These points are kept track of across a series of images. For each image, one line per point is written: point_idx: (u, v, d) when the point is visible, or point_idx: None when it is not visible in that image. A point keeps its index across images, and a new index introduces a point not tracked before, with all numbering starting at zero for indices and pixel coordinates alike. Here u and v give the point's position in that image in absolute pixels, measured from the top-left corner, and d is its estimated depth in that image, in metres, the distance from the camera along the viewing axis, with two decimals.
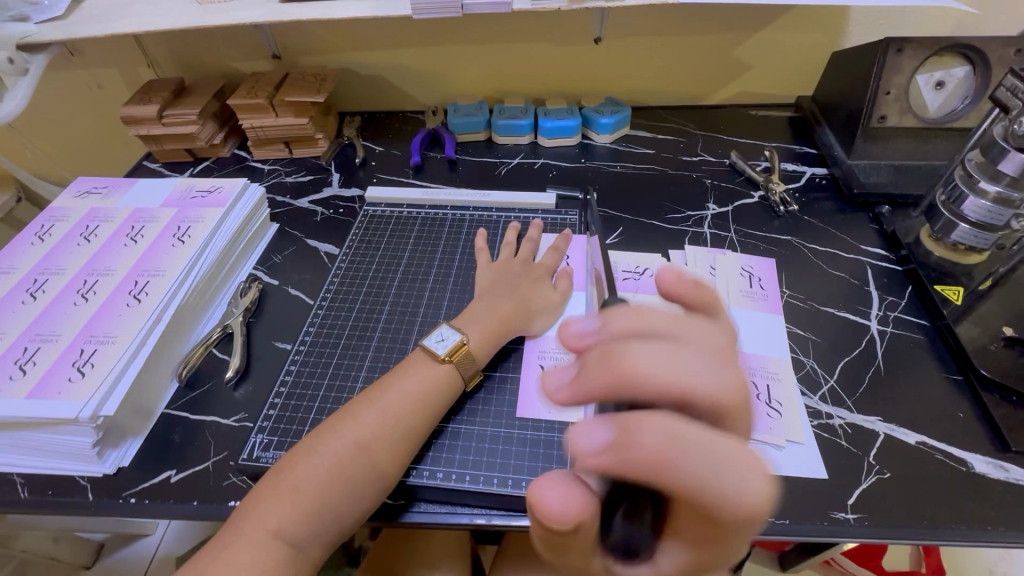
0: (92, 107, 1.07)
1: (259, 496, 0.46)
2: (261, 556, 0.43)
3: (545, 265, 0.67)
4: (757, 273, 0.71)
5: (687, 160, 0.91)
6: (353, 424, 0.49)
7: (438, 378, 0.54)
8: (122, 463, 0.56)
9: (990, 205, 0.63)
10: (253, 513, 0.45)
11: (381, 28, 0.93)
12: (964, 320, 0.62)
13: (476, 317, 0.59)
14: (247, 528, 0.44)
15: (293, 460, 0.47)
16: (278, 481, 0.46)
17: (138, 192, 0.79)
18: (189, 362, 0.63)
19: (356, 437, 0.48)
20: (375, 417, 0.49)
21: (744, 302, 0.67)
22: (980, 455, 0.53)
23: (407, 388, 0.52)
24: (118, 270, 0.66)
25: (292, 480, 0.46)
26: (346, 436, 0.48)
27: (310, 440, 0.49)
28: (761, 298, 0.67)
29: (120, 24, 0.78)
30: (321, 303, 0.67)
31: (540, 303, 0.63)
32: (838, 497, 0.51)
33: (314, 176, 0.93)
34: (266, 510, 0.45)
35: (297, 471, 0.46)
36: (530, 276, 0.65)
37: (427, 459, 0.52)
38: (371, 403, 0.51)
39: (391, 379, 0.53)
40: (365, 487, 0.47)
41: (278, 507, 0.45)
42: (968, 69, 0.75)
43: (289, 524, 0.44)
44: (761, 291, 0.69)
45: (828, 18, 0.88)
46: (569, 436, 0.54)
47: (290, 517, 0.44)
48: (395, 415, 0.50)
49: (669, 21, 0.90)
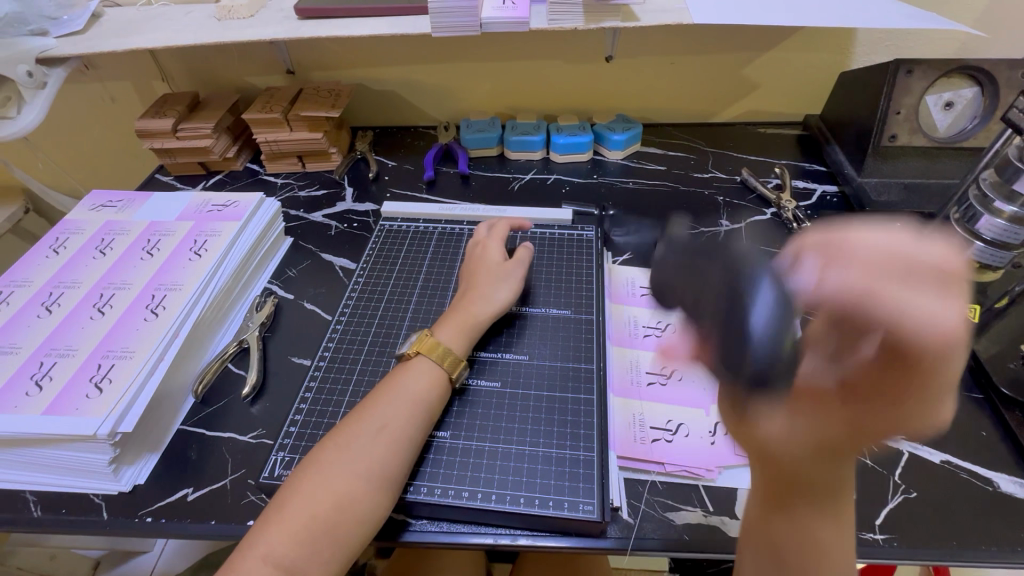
0: (104, 118, 1.07)
1: (256, 525, 0.45)
2: None
3: (490, 241, 0.70)
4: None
5: (698, 177, 0.92)
6: (346, 444, 0.49)
7: (423, 384, 0.53)
8: (137, 481, 0.55)
9: (1005, 223, 0.64)
10: (259, 542, 0.43)
11: (395, 46, 0.94)
12: (981, 338, 0.63)
13: (445, 317, 0.60)
14: (241, 557, 0.43)
15: (296, 486, 0.46)
16: (278, 508, 0.46)
17: (153, 205, 0.79)
18: (204, 377, 0.63)
19: (349, 459, 0.47)
20: (366, 434, 0.49)
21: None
22: (1004, 474, 0.53)
23: (399, 400, 0.52)
24: (134, 284, 0.66)
25: (295, 510, 0.45)
26: (339, 456, 0.48)
27: (306, 462, 0.48)
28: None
29: (138, 39, 0.79)
30: (340, 318, 0.67)
31: (495, 278, 0.64)
32: (866, 517, 0.50)
33: (327, 190, 0.93)
34: (259, 536, 0.44)
35: (294, 493, 0.46)
36: (483, 253, 0.68)
37: (419, 474, 0.51)
38: (361, 420, 0.50)
39: (377, 393, 0.53)
40: (360, 511, 0.46)
41: (268, 533, 0.44)
42: (976, 90, 0.77)
43: (282, 551, 0.43)
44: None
45: (836, 39, 0.90)
46: (595, 455, 0.52)
47: (282, 545, 0.43)
48: (391, 434, 0.49)
49: (679, 42, 0.91)
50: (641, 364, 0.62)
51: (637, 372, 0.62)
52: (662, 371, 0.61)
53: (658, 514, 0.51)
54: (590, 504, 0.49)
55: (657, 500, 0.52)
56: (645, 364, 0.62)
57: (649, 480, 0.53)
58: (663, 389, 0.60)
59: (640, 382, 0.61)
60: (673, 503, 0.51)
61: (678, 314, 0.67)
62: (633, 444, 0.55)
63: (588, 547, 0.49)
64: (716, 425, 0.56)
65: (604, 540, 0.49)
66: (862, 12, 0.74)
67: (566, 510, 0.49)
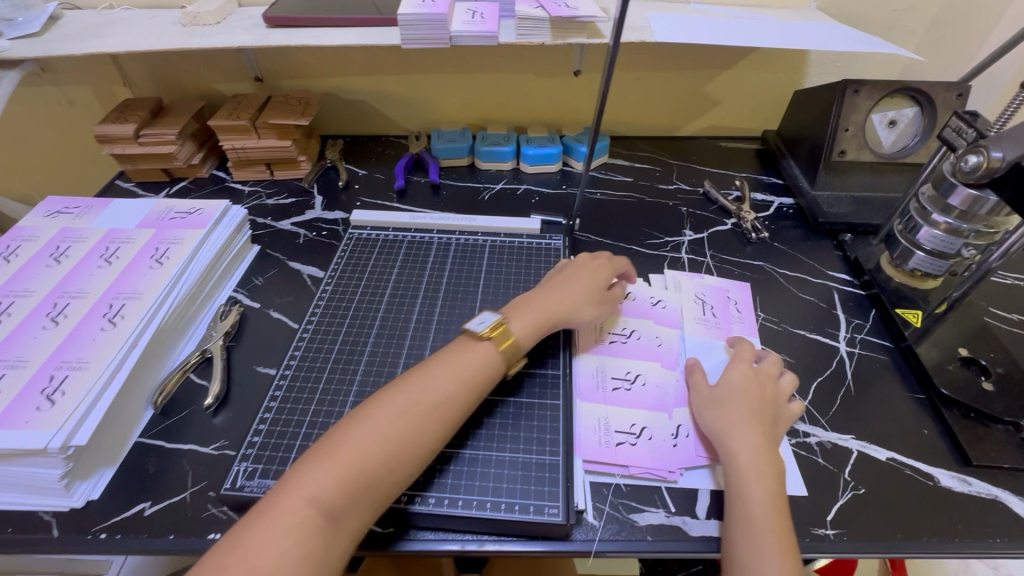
0: (61, 123, 1.04)
1: (300, 464, 0.45)
2: (296, 525, 0.41)
3: (608, 264, 0.69)
4: (709, 299, 0.73)
5: (663, 189, 0.95)
6: (407, 403, 0.49)
7: (481, 361, 0.54)
8: (91, 496, 0.53)
9: (943, 234, 0.68)
10: (304, 480, 0.43)
11: (365, 56, 0.95)
12: (924, 341, 0.67)
13: (523, 306, 0.61)
14: (284, 493, 0.43)
15: (347, 431, 0.47)
16: (328, 450, 0.45)
17: (113, 212, 0.77)
18: (164, 388, 0.61)
19: (405, 417, 0.48)
20: (429, 398, 0.50)
21: (707, 328, 0.69)
22: (944, 469, 0.56)
23: (464, 372, 0.53)
24: (90, 293, 0.64)
25: (346, 454, 0.45)
26: (400, 416, 0.48)
27: (357, 413, 0.48)
28: (722, 321, 0.70)
29: (100, 43, 0.78)
30: (307, 326, 0.66)
31: (591, 301, 0.64)
32: (818, 513, 0.53)
33: (295, 198, 0.92)
34: (307, 473, 0.44)
35: (346, 440, 0.46)
36: (593, 269, 0.67)
37: (433, 485, 0.51)
38: (422, 384, 0.51)
39: (443, 360, 0.53)
40: (408, 470, 0.47)
41: (317, 474, 0.44)
42: (917, 109, 0.82)
43: (330, 495, 0.43)
44: (713, 318, 0.70)
45: (790, 60, 0.95)
46: (560, 459, 0.54)
47: (331, 490, 0.43)
48: (450, 403, 0.51)
49: (644, 58, 0.95)
50: (607, 370, 0.63)
51: (603, 377, 0.62)
52: (626, 377, 0.62)
53: (623, 515, 0.52)
54: (555, 508, 0.50)
55: (622, 503, 0.53)
56: (610, 369, 0.63)
57: (614, 483, 0.54)
58: (628, 395, 0.60)
59: (605, 387, 0.61)
60: (638, 505, 0.53)
61: (641, 320, 0.69)
62: (599, 449, 0.56)
63: (553, 551, 0.50)
64: (679, 428, 0.57)
65: (570, 543, 0.50)
66: (812, 35, 0.78)
67: (531, 514, 0.49)
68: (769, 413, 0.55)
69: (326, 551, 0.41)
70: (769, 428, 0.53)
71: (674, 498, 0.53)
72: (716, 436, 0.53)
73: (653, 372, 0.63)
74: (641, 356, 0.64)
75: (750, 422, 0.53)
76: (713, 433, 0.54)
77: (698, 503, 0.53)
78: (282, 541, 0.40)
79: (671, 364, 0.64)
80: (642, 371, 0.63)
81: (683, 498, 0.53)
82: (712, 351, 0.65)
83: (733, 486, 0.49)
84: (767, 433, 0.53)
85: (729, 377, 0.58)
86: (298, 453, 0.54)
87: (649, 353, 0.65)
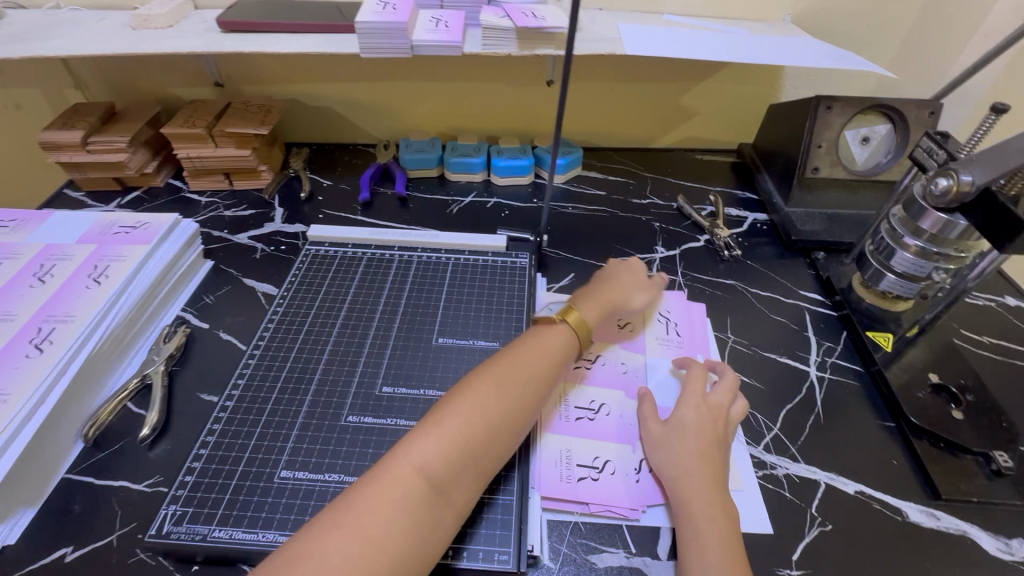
0: (8, 126, 0.99)
1: (408, 434, 0.45)
2: (409, 491, 0.42)
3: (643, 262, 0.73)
4: (673, 317, 0.71)
5: (636, 203, 0.92)
6: (505, 381, 0.50)
7: (562, 341, 0.57)
8: (6, 541, 0.49)
9: (913, 257, 0.66)
10: (411, 448, 0.44)
11: (330, 63, 0.91)
12: (894, 366, 0.65)
13: (586, 299, 0.64)
14: (393, 463, 0.43)
15: (448, 403, 0.48)
16: (434, 420, 0.46)
17: (52, 226, 0.72)
18: (97, 419, 0.57)
19: (504, 395, 0.49)
20: (519, 378, 0.51)
21: (668, 348, 0.67)
22: (913, 503, 0.55)
23: (549, 350, 0.55)
24: (19, 315, 0.60)
25: (451, 424, 0.46)
26: (500, 391, 0.49)
27: (457, 390, 0.49)
28: (687, 341, 0.68)
29: (41, 46, 0.73)
30: (253, 350, 0.63)
31: (643, 290, 0.69)
32: (784, 552, 0.51)
33: (255, 210, 0.88)
34: (415, 443, 0.44)
35: (451, 413, 0.47)
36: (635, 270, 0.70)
37: (472, 538, 0.48)
38: (516, 361, 0.53)
39: (530, 343, 0.55)
40: (502, 448, 0.48)
41: (426, 446, 0.44)
42: (889, 126, 0.81)
43: (436, 467, 0.43)
44: (676, 337, 0.68)
45: (764, 73, 0.94)
46: (513, 499, 0.51)
47: (438, 462, 0.44)
48: (541, 378, 0.53)
49: (617, 69, 0.93)
50: (570, 400, 0.60)
51: (566, 408, 0.59)
52: (590, 407, 0.60)
53: (581, 557, 0.49)
54: (506, 554, 0.47)
55: (580, 543, 0.50)
56: (573, 399, 0.60)
57: (572, 522, 0.52)
58: (591, 426, 0.58)
59: (567, 418, 0.58)
60: (597, 545, 0.50)
61: (606, 344, 0.66)
62: (558, 486, 0.53)
63: None
64: (641, 462, 0.55)
65: None
66: (785, 50, 0.77)
67: (482, 561, 0.47)
68: (719, 452, 0.52)
69: (430, 525, 0.42)
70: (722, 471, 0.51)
71: (635, 538, 0.51)
72: (669, 483, 0.51)
73: (616, 402, 0.60)
74: (606, 383, 0.62)
75: (701, 469, 0.50)
76: (667, 478, 0.51)
77: (659, 543, 0.50)
78: (390, 511, 0.40)
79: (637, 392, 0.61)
80: (606, 400, 0.60)
81: (644, 537, 0.51)
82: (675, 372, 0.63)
83: (686, 540, 0.47)
84: (719, 476, 0.50)
85: (680, 415, 0.54)
86: (233, 493, 0.50)
87: (614, 380, 0.62)
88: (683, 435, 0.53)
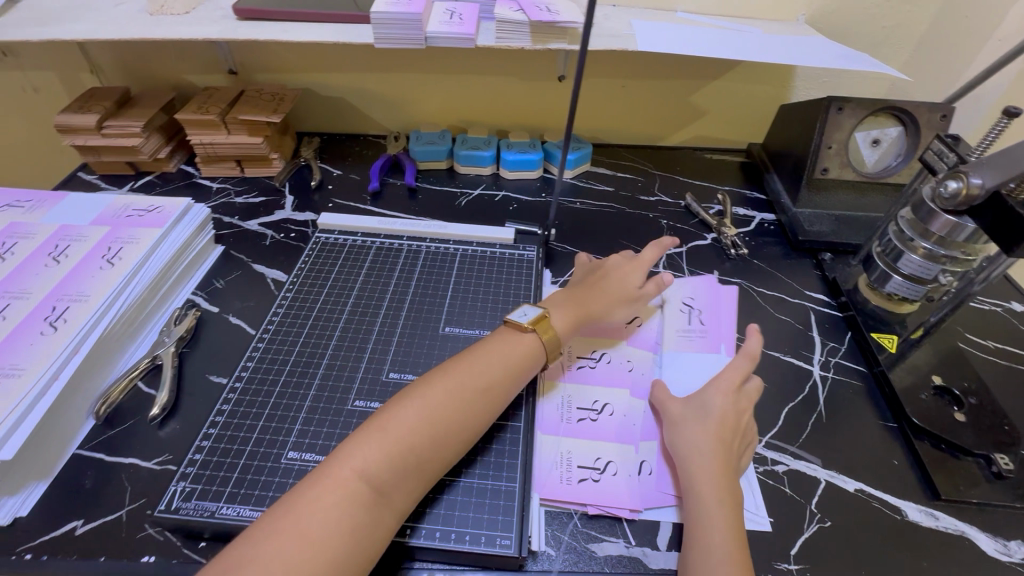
0: (26, 108, 1.01)
1: (349, 439, 0.46)
2: (348, 497, 0.42)
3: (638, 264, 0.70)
4: (698, 305, 0.71)
5: (645, 200, 0.93)
6: (458, 391, 0.51)
7: (527, 348, 0.57)
8: (19, 512, 0.50)
9: (920, 260, 0.66)
10: (353, 452, 0.45)
11: (343, 53, 0.92)
12: (897, 367, 0.65)
13: (564, 308, 0.62)
14: (336, 467, 0.44)
15: (393, 407, 0.48)
16: (377, 425, 0.47)
17: (66, 207, 0.73)
18: (108, 397, 0.58)
19: (452, 407, 0.49)
20: (473, 388, 0.51)
21: (691, 340, 0.67)
22: (913, 503, 0.55)
23: (508, 360, 0.55)
24: (34, 294, 0.61)
25: (394, 427, 0.46)
26: (450, 400, 0.50)
27: (402, 394, 0.50)
28: (711, 329, 0.68)
29: (59, 29, 0.74)
30: (262, 334, 0.63)
31: (626, 296, 0.67)
32: (782, 546, 0.51)
33: (266, 197, 0.89)
34: (358, 446, 0.45)
35: (393, 417, 0.47)
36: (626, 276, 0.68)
37: (428, 517, 0.49)
38: (472, 370, 0.53)
39: (491, 352, 0.55)
40: (446, 458, 0.48)
41: (367, 450, 0.45)
42: (900, 129, 0.81)
43: (378, 471, 0.44)
44: (699, 328, 0.68)
45: (776, 73, 0.94)
46: (515, 486, 0.52)
47: (380, 465, 0.44)
48: (494, 389, 0.53)
49: (630, 66, 0.93)
50: (573, 400, 0.60)
51: (568, 408, 0.60)
52: (592, 407, 0.60)
53: (581, 545, 0.50)
54: (507, 539, 0.48)
55: (581, 532, 0.51)
56: (576, 400, 0.60)
57: (573, 513, 0.52)
58: (593, 426, 0.58)
59: (568, 418, 0.59)
60: (597, 535, 0.51)
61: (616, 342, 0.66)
62: (560, 486, 0.53)
63: None
64: (646, 459, 0.55)
65: None
66: (798, 49, 0.77)
67: (482, 545, 0.48)
68: (738, 441, 0.53)
69: (372, 524, 0.43)
70: (733, 453, 0.51)
71: (635, 529, 0.51)
72: (682, 463, 0.51)
73: (621, 402, 0.60)
74: (609, 383, 0.62)
75: (713, 450, 0.51)
76: (679, 457, 0.52)
77: (658, 534, 0.51)
78: (330, 515, 0.41)
79: (641, 392, 0.61)
80: (610, 400, 0.60)
81: (644, 529, 0.51)
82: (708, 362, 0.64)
83: (694, 523, 0.47)
84: (730, 460, 0.51)
85: (710, 400, 0.55)
86: (241, 472, 0.51)
87: (620, 379, 0.62)
88: (707, 420, 0.53)
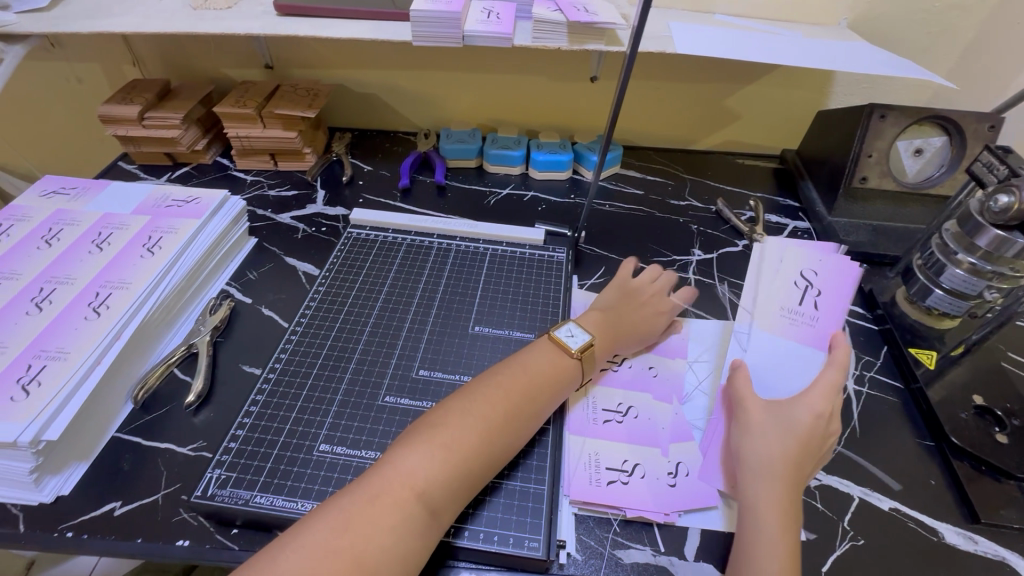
0: (70, 98, 1.04)
1: (400, 446, 0.46)
2: (403, 512, 0.42)
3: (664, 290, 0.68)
4: (818, 284, 0.61)
5: (674, 204, 0.92)
6: (509, 415, 0.50)
7: (569, 373, 0.56)
8: (61, 491, 0.52)
9: (965, 274, 0.64)
10: (407, 461, 0.45)
11: (378, 50, 0.92)
12: (935, 384, 0.64)
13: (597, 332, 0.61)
14: (390, 478, 0.44)
15: (446, 421, 0.48)
16: (426, 434, 0.47)
17: (110, 196, 0.75)
18: (146, 383, 0.59)
19: (501, 431, 0.49)
20: (521, 412, 0.51)
21: (795, 326, 0.60)
22: (951, 525, 0.54)
23: (551, 382, 0.55)
24: (78, 280, 0.63)
25: (448, 444, 0.46)
26: (500, 423, 0.50)
27: (451, 405, 0.49)
28: (822, 320, 0.59)
29: (107, 22, 0.76)
30: (295, 328, 0.64)
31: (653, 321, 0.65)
32: (812, 563, 0.50)
33: (298, 191, 0.91)
34: (409, 453, 0.45)
35: (446, 432, 0.47)
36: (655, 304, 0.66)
37: (474, 518, 0.49)
38: (522, 394, 0.52)
39: (538, 373, 0.54)
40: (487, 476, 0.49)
41: (418, 462, 0.45)
42: (945, 139, 0.78)
43: (431, 486, 0.44)
44: (811, 311, 0.60)
45: (814, 78, 0.92)
46: (544, 488, 0.52)
47: (434, 483, 0.44)
48: (538, 412, 0.53)
49: (664, 68, 0.92)
50: (599, 402, 0.60)
51: (594, 410, 0.59)
52: (618, 410, 0.59)
53: (607, 551, 0.50)
54: (537, 541, 0.48)
55: (610, 538, 0.51)
56: (601, 401, 0.60)
57: (607, 518, 0.52)
58: (620, 429, 0.58)
59: (595, 419, 0.59)
60: (624, 541, 0.50)
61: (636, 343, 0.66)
62: (591, 488, 0.53)
63: None
64: (677, 466, 0.55)
65: None
66: (840, 54, 0.75)
67: (510, 546, 0.48)
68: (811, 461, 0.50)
69: (425, 545, 0.43)
70: (801, 469, 0.49)
71: (665, 537, 0.51)
72: (746, 476, 0.50)
73: (646, 404, 0.60)
74: (633, 385, 0.62)
75: (782, 468, 0.49)
76: (744, 468, 0.50)
77: (686, 544, 0.50)
78: (386, 536, 0.41)
79: (666, 396, 0.61)
80: (634, 403, 0.60)
81: (673, 537, 0.51)
82: (803, 357, 0.58)
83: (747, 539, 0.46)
84: (798, 475, 0.49)
85: (798, 416, 0.51)
86: (275, 463, 0.52)
87: (643, 383, 0.62)
88: (781, 436, 0.50)
